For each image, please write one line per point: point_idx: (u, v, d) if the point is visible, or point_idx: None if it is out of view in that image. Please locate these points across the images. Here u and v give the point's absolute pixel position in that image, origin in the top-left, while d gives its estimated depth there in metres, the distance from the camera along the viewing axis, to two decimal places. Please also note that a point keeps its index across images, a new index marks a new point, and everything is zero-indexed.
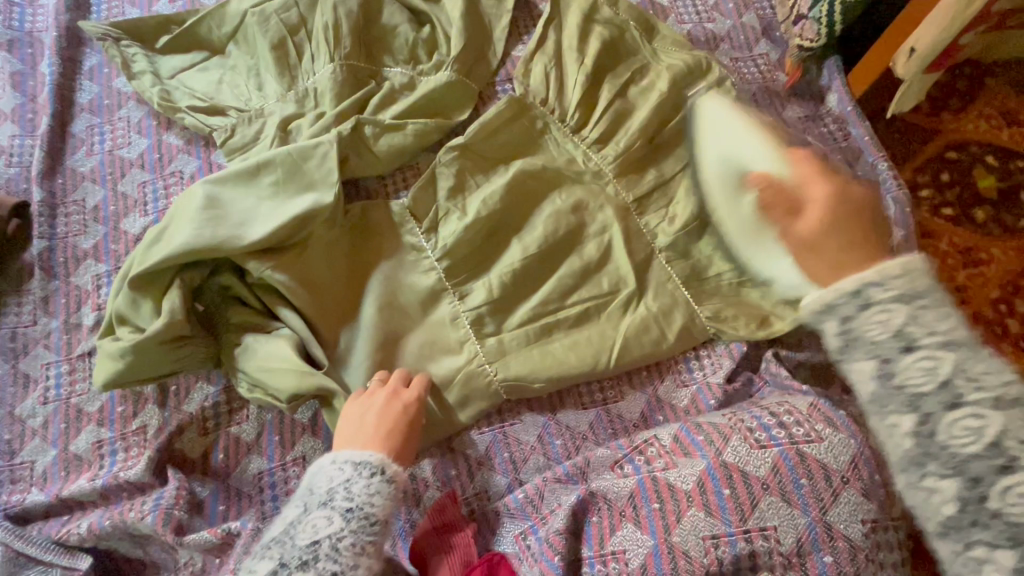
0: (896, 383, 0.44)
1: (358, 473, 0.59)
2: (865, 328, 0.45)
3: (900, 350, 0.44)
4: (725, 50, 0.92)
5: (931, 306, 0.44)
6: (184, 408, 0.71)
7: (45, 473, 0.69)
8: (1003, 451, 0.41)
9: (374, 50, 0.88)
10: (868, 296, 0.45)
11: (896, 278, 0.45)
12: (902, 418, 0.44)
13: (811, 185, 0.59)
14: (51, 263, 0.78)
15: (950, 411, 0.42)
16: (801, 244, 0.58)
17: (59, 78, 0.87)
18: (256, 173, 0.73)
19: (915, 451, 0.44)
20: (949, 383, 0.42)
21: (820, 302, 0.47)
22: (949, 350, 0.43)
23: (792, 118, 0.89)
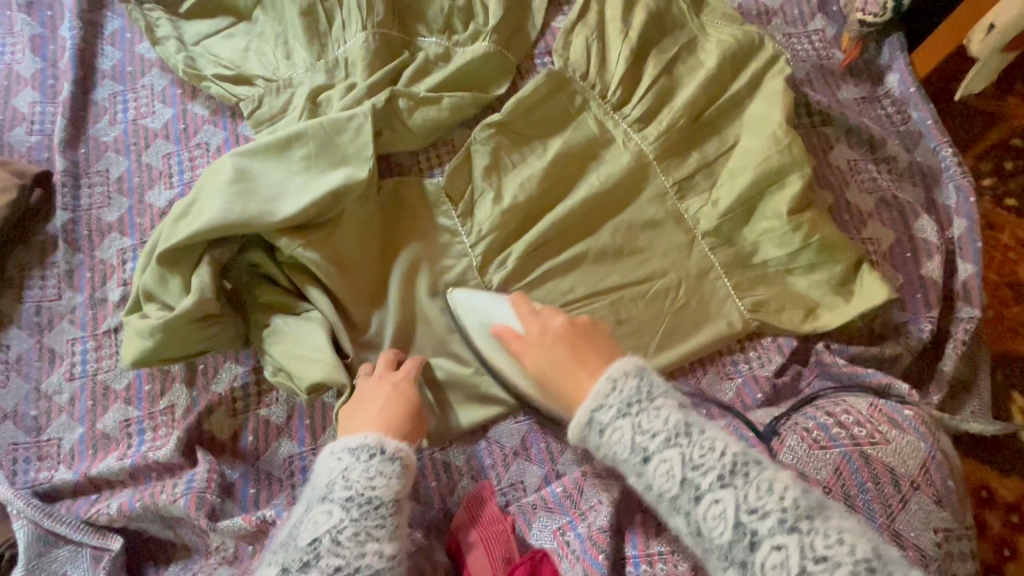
0: (654, 491, 0.50)
1: (355, 459, 0.55)
2: (611, 449, 0.52)
3: (641, 463, 0.50)
4: (778, 25, 0.87)
5: (646, 409, 0.52)
6: (213, 388, 0.69)
7: (72, 451, 0.67)
8: (744, 529, 0.46)
9: (407, 18, 0.84)
10: (600, 420, 0.53)
11: (611, 395, 0.53)
12: (676, 521, 0.49)
13: (533, 323, 0.63)
14: (75, 236, 0.75)
15: (696, 503, 0.48)
16: (547, 379, 0.59)
17: (80, 42, 0.83)
18: (287, 145, 0.70)
19: (700, 548, 0.49)
20: (687, 481, 0.49)
21: (578, 434, 0.54)
22: (672, 448, 0.50)
23: (846, 100, 0.84)
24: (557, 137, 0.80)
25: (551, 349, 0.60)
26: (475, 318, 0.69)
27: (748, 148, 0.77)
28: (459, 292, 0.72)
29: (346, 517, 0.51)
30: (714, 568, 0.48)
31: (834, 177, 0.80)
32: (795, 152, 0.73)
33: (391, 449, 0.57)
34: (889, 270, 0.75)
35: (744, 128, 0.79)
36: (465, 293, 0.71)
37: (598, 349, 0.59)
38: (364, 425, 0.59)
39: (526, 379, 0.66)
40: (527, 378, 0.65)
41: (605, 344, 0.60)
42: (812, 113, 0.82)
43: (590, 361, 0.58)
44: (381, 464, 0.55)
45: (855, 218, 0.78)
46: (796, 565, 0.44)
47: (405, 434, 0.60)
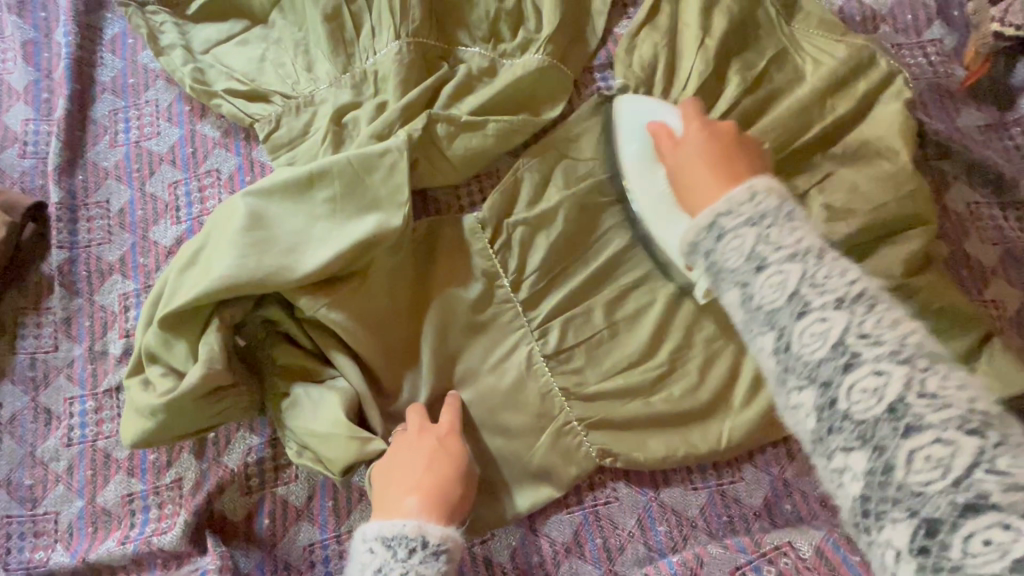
0: (750, 305, 0.39)
1: (391, 557, 0.48)
2: (724, 256, 0.41)
3: (751, 272, 0.39)
4: (886, 34, 0.73)
5: (778, 224, 0.40)
6: (224, 461, 0.61)
7: (70, 528, 0.60)
8: (846, 351, 0.35)
9: (447, 24, 0.72)
10: (721, 227, 0.42)
11: (743, 204, 0.42)
12: (763, 337, 0.38)
13: (693, 122, 0.56)
14: (72, 278, 0.67)
15: (796, 318, 0.37)
16: (680, 176, 0.53)
17: (77, 50, 0.73)
18: (310, 186, 0.60)
19: (775, 368, 0.38)
20: (798, 293, 0.37)
21: (708, 218, 0.43)
22: (796, 262, 0.38)
23: (967, 128, 0.70)
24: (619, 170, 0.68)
25: (699, 142, 0.53)
26: (631, 129, 0.65)
27: (851, 187, 0.64)
28: (627, 99, 0.67)
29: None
30: (784, 393, 0.38)
31: (951, 224, 0.67)
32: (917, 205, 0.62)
33: (434, 542, 0.49)
34: (1017, 341, 0.63)
35: (846, 163, 0.66)
36: (633, 101, 0.66)
37: (743, 159, 0.51)
38: (403, 504, 0.51)
39: (652, 198, 0.63)
40: (652, 191, 0.63)
41: (752, 151, 0.52)
42: (926, 144, 0.69)
43: (741, 163, 0.50)
44: (422, 562, 0.48)
45: (975, 275, 0.65)
46: (895, 396, 0.33)
47: (444, 516, 0.51)
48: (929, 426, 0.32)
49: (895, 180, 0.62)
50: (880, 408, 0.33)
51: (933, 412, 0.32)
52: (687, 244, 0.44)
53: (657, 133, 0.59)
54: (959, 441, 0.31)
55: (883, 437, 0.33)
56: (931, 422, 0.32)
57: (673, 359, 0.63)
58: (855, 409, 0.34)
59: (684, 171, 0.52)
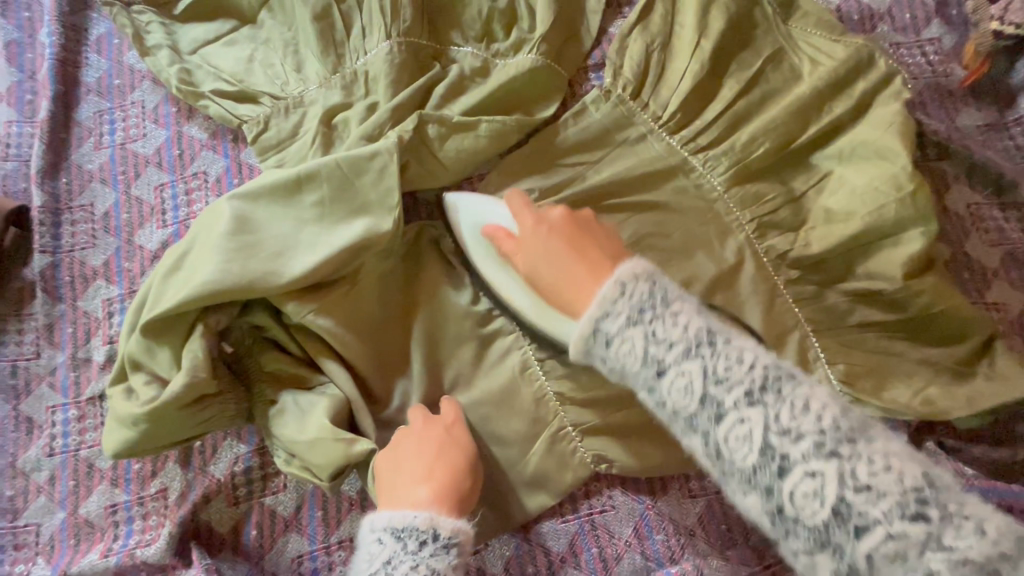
0: (669, 408, 0.41)
1: (401, 549, 0.46)
2: (620, 361, 0.43)
3: (653, 377, 0.41)
4: (884, 33, 0.72)
5: (661, 315, 0.42)
6: (210, 471, 0.60)
7: (52, 540, 0.59)
8: (775, 455, 0.38)
9: (438, 23, 0.71)
10: (603, 333, 0.43)
11: (617, 299, 0.43)
12: (692, 442, 0.41)
13: (525, 217, 0.55)
14: (55, 284, 0.65)
15: (718, 424, 0.39)
16: (543, 279, 0.52)
17: (61, 50, 0.72)
18: (297, 189, 0.59)
19: (715, 470, 0.41)
20: (707, 397, 0.40)
21: (588, 327, 0.44)
22: (692, 360, 0.40)
23: (967, 128, 0.69)
24: (613, 171, 0.67)
25: (557, 244, 0.52)
26: (469, 231, 0.62)
27: (851, 187, 0.63)
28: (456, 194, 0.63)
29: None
30: (730, 491, 0.40)
31: (952, 225, 0.66)
32: (918, 206, 0.59)
33: (445, 535, 0.47)
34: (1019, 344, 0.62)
35: (845, 163, 0.65)
36: (463, 199, 0.63)
37: (597, 243, 0.51)
38: (414, 492, 0.50)
39: (525, 300, 0.59)
40: (512, 289, 0.60)
41: (608, 242, 0.52)
42: (927, 144, 0.68)
43: (603, 260, 0.49)
44: (432, 556, 0.46)
45: (977, 277, 0.64)
46: (834, 495, 0.36)
47: (455, 507, 0.50)
48: (875, 521, 0.35)
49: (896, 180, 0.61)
50: (825, 511, 0.36)
51: (875, 505, 0.35)
52: (579, 349, 0.45)
53: (500, 238, 0.57)
54: (907, 532, 0.35)
55: (838, 540, 0.36)
56: (874, 516, 0.35)
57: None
58: (803, 514, 0.37)
59: (555, 282, 0.51)
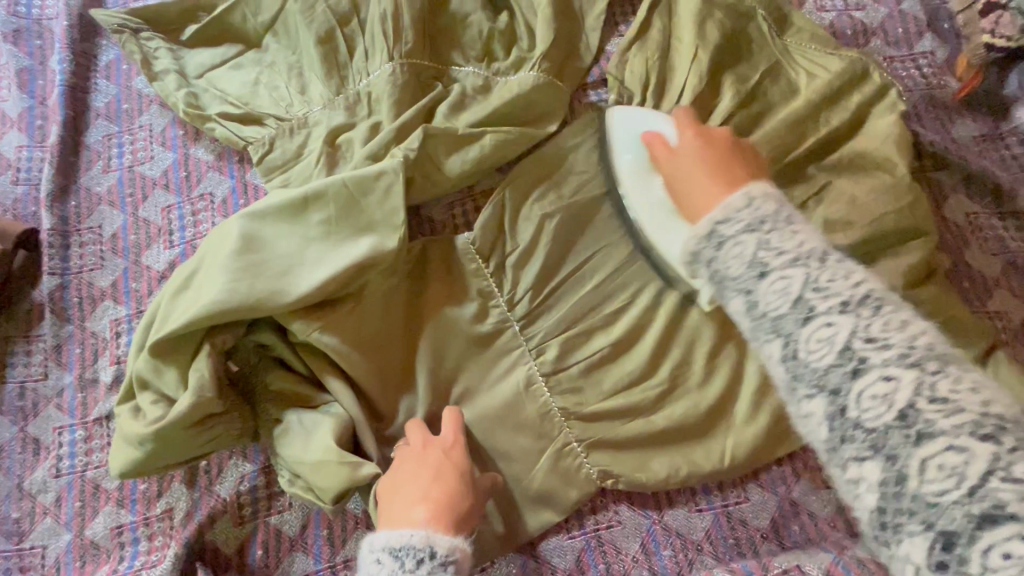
0: (757, 313, 0.38)
1: (399, 568, 0.46)
2: (725, 263, 0.40)
3: (755, 278, 0.38)
4: (878, 48, 0.73)
5: (778, 227, 0.40)
6: (216, 490, 0.60)
7: (58, 562, 0.59)
8: (854, 356, 0.34)
9: (439, 44, 0.72)
10: (717, 233, 0.42)
11: (742, 208, 0.42)
12: (770, 346, 0.37)
13: (687, 131, 0.56)
14: (63, 305, 0.66)
15: (803, 325, 0.36)
16: (677, 184, 0.53)
17: (71, 76, 0.73)
18: (304, 208, 0.60)
19: (782, 378, 0.37)
20: (802, 299, 0.36)
21: (705, 227, 0.42)
22: (799, 266, 0.37)
23: (962, 139, 0.70)
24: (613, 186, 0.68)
25: (694, 155, 0.53)
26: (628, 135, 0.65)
27: (849, 199, 0.63)
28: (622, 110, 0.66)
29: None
30: (794, 403, 0.37)
31: (951, 235, 0.66)
32: (918, 213, 0.62)
33: (442, 553, 0.47)
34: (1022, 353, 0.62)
35: (841, 174, 0.66)
36: (625, 113, 0.66)
37: (737, 164, 0.51)
38: (411, 512, 0.50)
39: (660, 211, 0.62)
40: (649, 200, 0.63)
41: (743, 159, 0.53)
42: (923, 156, 0.69)
43: (739, 172, 0.50)
44: (430, 574, 0.46)
45: (978, 286, 0.64)
46: (904, 403, 0.32)
47: (453, 526, 0.50)
48: (941, 433, 0.31)
49: (892, 193, 0.62)
50: (891, 415, 0.32)
51: (946, 419, 0.31)
52: (689, 253, 0.43)
53: (653, 145, 0.59)
54: (972, 448, 0.30)
55: (893, 446, 0.32)
56: (943, 428, 0.31)
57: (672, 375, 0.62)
58: (868, 417, 0.33)
59: (682, 192, 0.52)
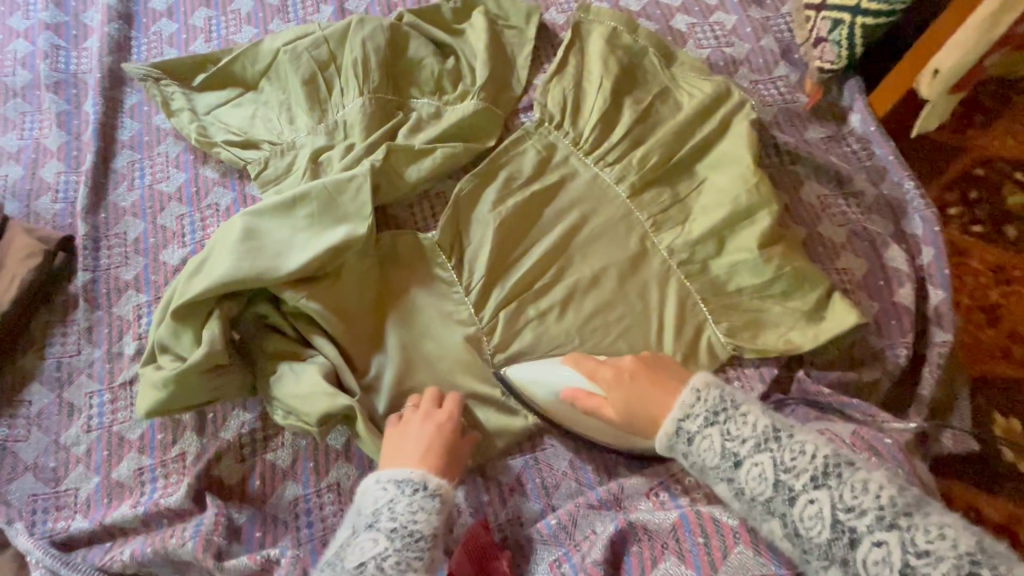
0: (749, 496, 0.54)
1: (400, 492, 0.60)
2: (700, 456, 0.57)
3: (732, 468, 0.55)
4: (744, 74, 0.93)
5: (732, 417, 0.57)
6: (221, 435, 0.73)
7: (88, 500, 0.71)
8: (843, 528, 0.50)
9: (401, 82, 0.91)
10: (686, 432, 0.58)
11: (696, 405, 0.58)
12: (772, 525, 0.53)
13: (603, 374, 0.66)
14: (94, 294, 0.81)
15: (791, 505, 0.52)
16: (639, 419, 0.62)
17: (103, 116, 0.91)
18: (293, 206, 0.76)
19: (795, 550, 0.52)
20: (781, 483, 0.53)
21: (673, 425, 0.58)
22: (763, 453, 0.54)
23: (813, 139, 0.89)
24: (541, 184, 0.85)
25: (643, 387, 0.63)
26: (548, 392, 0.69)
27: (718, 187, 0.82)
28: (516, 368, 0.72)
29: (390, 545, 0.56)
30: (812, 569, 0.51)
31: (806, 212, 0.84)
32: (764, 190, 0.79)
33: (433, 486, 0.61)
34: (864, 299, 0.78)
35: (715, 168, 0.84)
36: (520, 369, 0.72)
37: (664, 372, 0.64)
38: (413, 460, 0.63)
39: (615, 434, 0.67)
40: (597, 427, 0.68)
41: (665, 367, 0.65)
42: (782, 153, 0.87)
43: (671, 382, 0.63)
44: (423, 499, 0.60)
45: (828, 249, 0.82)
46: (897, 559, 0.47)
47: (445, 473, 0.63)
48: None
49: (749, 177, 0.80)
50: (893, 574, 0.47)
51: (931, 567, 0.46)
52: (666, 450, 0.59)
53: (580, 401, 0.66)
54: None
55: None
56: (937, 575, 0.46)
57: (590, 324, 0.77)
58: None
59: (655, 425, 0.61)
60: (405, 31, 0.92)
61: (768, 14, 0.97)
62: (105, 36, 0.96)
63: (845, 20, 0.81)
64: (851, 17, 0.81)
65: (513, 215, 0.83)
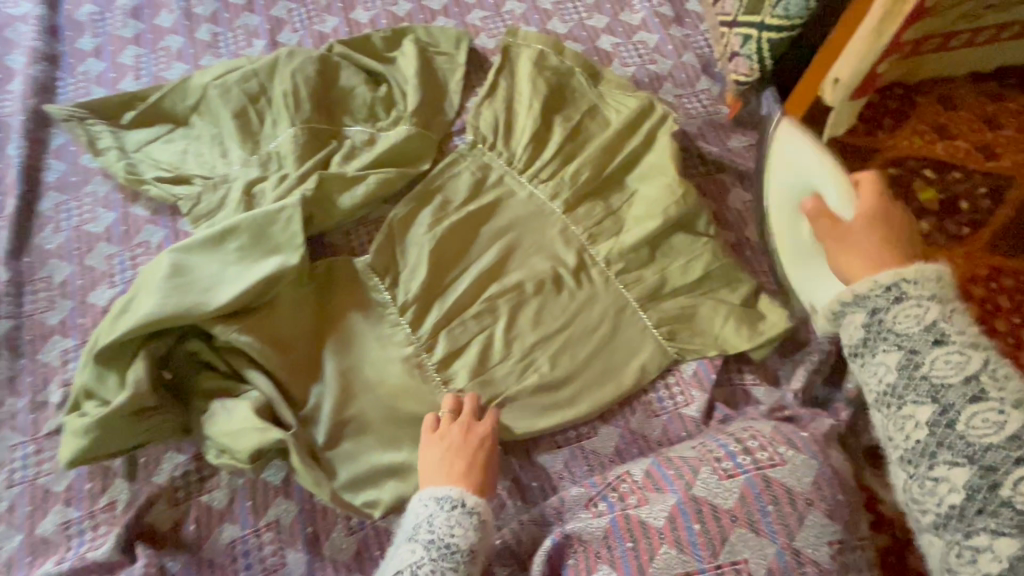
0: (922, 373, 0.49)
1: (439, 507, 0.61)
2: (895, 324, 0.52)
3: (930, 344, 0.49)
4: (668, 89, 0.97)
5: (958, 311, 0.51)
6: (153, 480, 0.70)
7: (9, 560, 0.67)
8: (1019, 445, 0.45)
9: (334, 112, 0.92)
10: (901, 292, 0.52)
11: (930, 279, 0.51)
12: (922, 410, 0.49)
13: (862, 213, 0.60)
14: (17, 342, 0.78)
15: (971, 403, 0.47)
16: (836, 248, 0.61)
17: (27, 159, 0.89)
18: (222, 240, 0.75)
19: (928, 441, 0.49)
20: (975, 378, 0.48)
21: (854, 291, 0.54)
22: (973, 352, 0.48)
23: (737, 147, 0.93)
24: (477, 203, 0.86)
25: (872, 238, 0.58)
26: (794, 181, 0.72)
27: (646, 198, 0.85)
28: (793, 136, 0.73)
29: (427, 561, 0.57)
30: (933, 465, 0.48)
31: (735, 218, 0.88)
32: (688, 202, 0.82)
33: (470, 503, 0.61)
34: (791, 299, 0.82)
35: (643, 180, 0.87)
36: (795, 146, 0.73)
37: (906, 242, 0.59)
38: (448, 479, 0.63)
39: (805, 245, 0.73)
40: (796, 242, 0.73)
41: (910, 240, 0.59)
42: (707, 162, 0.91)
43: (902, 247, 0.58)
44: (460, 514, 0.60)
45: (757, 251, 0.86)
46: None
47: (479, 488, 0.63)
48: None
49: (675, 187, 0.83)
50: None
51: None
52: (848, 297, 0.55)
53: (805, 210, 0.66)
54: None
55: None
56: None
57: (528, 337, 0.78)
58: (1022, 498, 0.44)
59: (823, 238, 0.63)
60: (335, 60, 0.93)
61: (688, 32, 1.02)
62: (28, 78, 0.95)
63: (753, 35, 0.87)
64: (757, 32, 0.86)
65: (451, 236, 0.83)
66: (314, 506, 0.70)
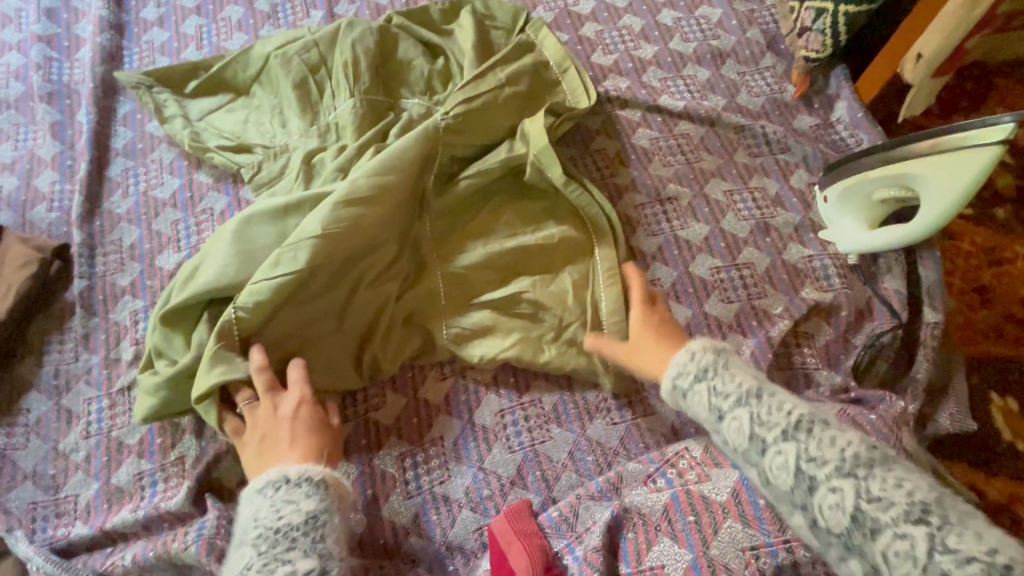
0: (731, 447, 0.51)
1: (264, 499, 0.56)
2: (695, 410, 0.55)
3: (716, 422, 0.52)
4: (731, 66, 0.95)
5: (720, 374, 0.54)
6: (221, 437, 0.73)
7: (88, 506, 0.70)
8: (806, 476, 0.45)
9: (391, 83, 0.92)
10: (681, 386, 0.56)
11: (688, 361, 0.57)
12: (750, 473, 0.49)
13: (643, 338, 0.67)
14: (91, 301, 0.81)
15: (762, 456, 0.48)
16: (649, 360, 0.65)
17: (95, 125, 0.91)
18: (284, 214, 0.75)
19: (772, 498, 0.48)
20: (756, 436, 0.49)
21: (669, 385, 0.58)
22: (742, 407, 0.50)
23: (802, 127, 0.90)
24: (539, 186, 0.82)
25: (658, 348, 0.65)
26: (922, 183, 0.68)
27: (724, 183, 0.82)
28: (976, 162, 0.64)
29: (256, 554, 0.52)
30: (787, 516, 0.47)
31: (799, 200, 0.85)
32: None
33: (294, 475, 0.58)
34: (857, 282, 0.80)
35: None
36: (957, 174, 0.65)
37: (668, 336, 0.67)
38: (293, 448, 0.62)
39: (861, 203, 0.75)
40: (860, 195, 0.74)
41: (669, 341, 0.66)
42: (771, 142, 0.89)
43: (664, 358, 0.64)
44: (285, 492, 0.56)
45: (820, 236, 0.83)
46: (851, 505, 0.42)
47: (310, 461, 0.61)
48: (885, 525, 0.40)
49: None
50: (846, 518, 0.42)
51: (883, 513, 0.41)
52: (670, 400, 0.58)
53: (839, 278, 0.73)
54: (911, 533, 0.40)
55: (858, 543, 0.41)
56: (885, 522, 0.41)
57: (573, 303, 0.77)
58: (830, 523, 0.43)
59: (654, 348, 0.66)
60: (394, 32, 0.93)
61: (753, 7, 0.99)
62: (96, 46, 0.97)
63: (828, 8, 0.84)
64: (834, 5, 0.83)
65: (513, 219, 0.82)
66: (374, 470, 0.71)
